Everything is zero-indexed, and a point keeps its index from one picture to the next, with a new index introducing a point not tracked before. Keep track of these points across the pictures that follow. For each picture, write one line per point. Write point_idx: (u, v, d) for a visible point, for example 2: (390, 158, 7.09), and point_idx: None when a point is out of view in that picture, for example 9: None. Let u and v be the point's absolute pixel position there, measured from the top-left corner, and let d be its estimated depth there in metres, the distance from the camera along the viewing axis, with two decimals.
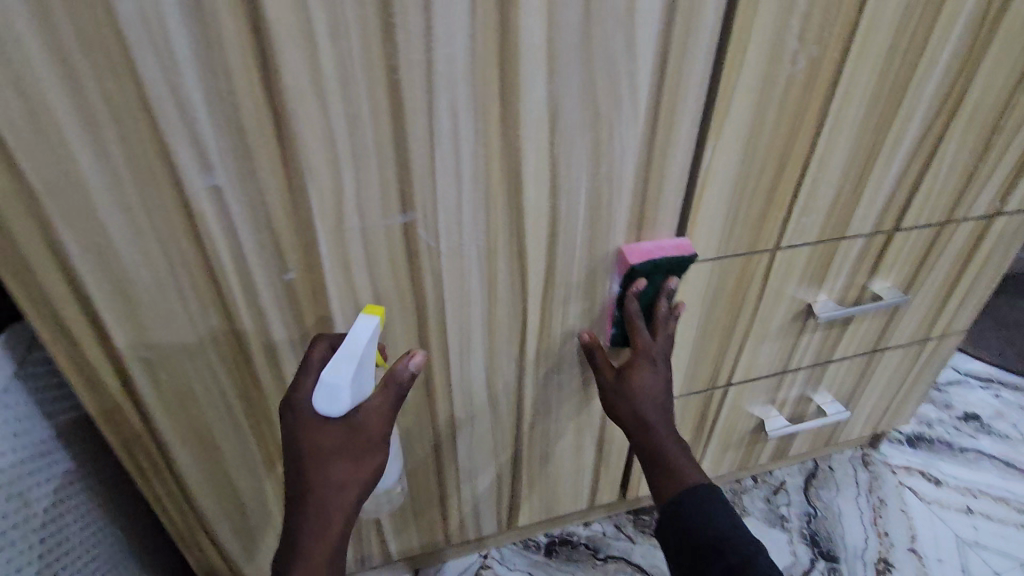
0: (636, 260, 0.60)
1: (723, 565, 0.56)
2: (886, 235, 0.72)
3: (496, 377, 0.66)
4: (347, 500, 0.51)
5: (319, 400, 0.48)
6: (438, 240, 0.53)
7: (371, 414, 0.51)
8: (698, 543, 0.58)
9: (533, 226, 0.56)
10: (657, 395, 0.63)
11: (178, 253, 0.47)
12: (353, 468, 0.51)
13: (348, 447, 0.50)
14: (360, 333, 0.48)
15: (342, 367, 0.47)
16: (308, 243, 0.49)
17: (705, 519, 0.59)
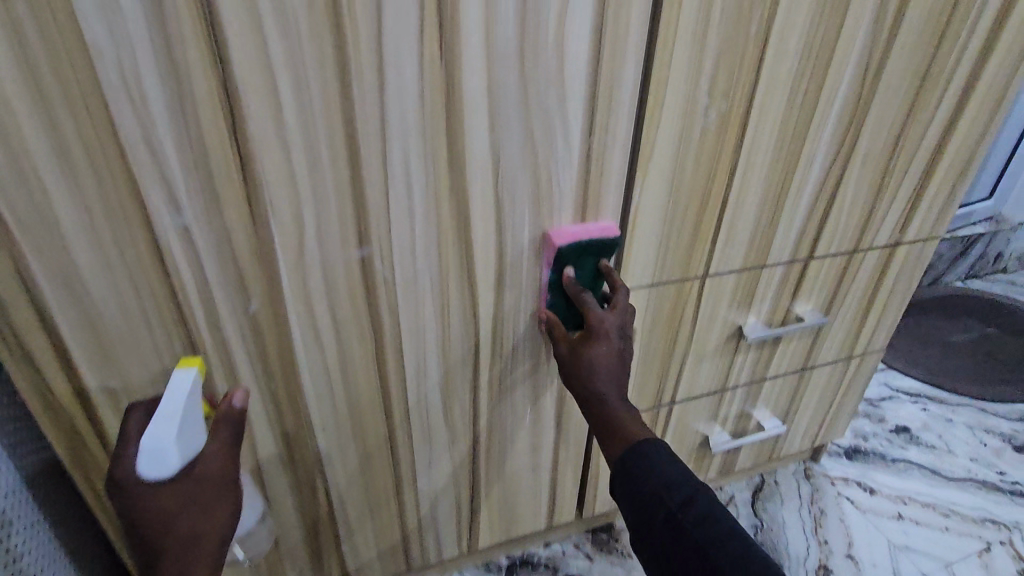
0: (563, 241, 0.62)
1: (664, 514, 0.57)
2: (803, 262, 0.81)
3: (453, 401, 0.70)
4: (207, 548, 0.52)
5: (145, 464, 0.49)
6: (394, 271, 0.57)
7: (211, 460, 0.53)
8: (645, 502, 0.58)
9: (482, 258, 0.61)
10: (610, 368, 0.63)
11: (146, 287, 0.50)
12: (207, 517, 0.52)
13: (192, 499, 0.51)
14: (177, 391, 0.51)
15: (163, 429, 0.49)
16: (271, 277, 0.53)
17: (644, 471, 0.58)
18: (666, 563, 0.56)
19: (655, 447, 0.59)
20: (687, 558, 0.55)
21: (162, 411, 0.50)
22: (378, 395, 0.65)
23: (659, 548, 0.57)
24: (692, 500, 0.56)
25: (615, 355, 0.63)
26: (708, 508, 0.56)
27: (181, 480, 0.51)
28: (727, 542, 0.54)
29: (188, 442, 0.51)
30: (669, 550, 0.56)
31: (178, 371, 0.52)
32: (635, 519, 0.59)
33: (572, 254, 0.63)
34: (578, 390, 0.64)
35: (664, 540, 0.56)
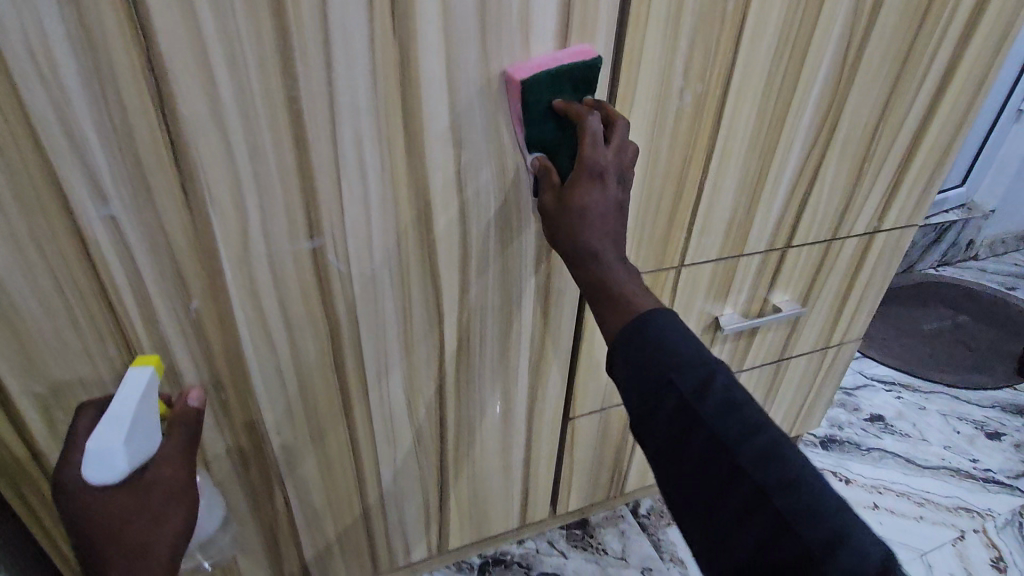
0: (527, 72, 0.49)
1: (677, 401, 0.47)
2: (780, 252, 0.79)
3: (417, 399, 0.67)
4: (158, 561, 0.48)
5: (91, 468, 0.45)
6: (349, 264, 0.54)
7: (166, 465, 0.49)
8: (650, 386, 0.48)
9: (445, 249, 0.57)
10: (606, 219, 0.52)
11: (71, 284, 0.45)
12: (157, 524, 0.48)
13: (141, 507, 0.48)
14: (131, 393, 0.47)
15: (112, 433, 0.45)
16: (213, 271, 0.49)
17: (650, 350, 0.49)
18: (673, 458, 0.47)
19: (660, 319, 0.50)
20: (701, 453, 0.46)
21: (111, 411, 0.46)
22: (336, 394, 0.62)
23: (666, 439, 0.47)
24: (709, 380, 0.47)
25: (612, 197, 0.52)
26: (728, 391, 0.47)
27: (132, 488, 0.47)
28: (746, 439, 0.45)
29: (140, 444, 0.47)
30: (678, 441, 0.47)
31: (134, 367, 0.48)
32: (636, 405, 0.49)
33: (551, 84, 0.50)
34: (569, 253, 0.53)
35: (672, 431, 0.47)
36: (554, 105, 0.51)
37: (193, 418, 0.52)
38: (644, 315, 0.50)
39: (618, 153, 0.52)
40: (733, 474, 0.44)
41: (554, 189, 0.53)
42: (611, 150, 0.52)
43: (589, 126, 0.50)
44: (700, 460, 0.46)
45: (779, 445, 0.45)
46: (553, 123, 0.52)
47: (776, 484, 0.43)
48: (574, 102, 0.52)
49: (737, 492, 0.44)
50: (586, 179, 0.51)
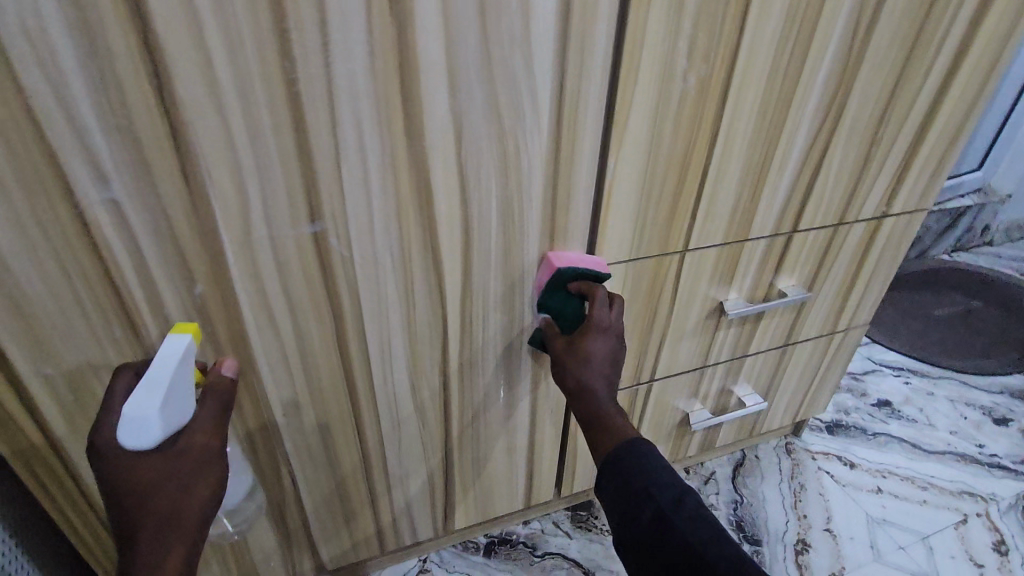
0: (562, 263, 0.63)
1: (653, 508, 0.54)
2: (787, 236, 0.78)
3: (421, 383, 0.68)
4: (187, 525, 0.48)
5: (126, 432, 0.46)
6: (351, 248, 0.54)
7: (196, 437, 0.49)
8: (631, 498, 0.56)
9: (446, 232, 0.57)
10: (603, 363, 0.62)
11: (76, 267, 0.46)
12: (187, 495, 0.48)
13: (171, 475, 0.48)
14: (166, 361, 0.48)
15: (147, 399, 0.46)
16: (215, 255, 0.50)
17: (629, 463, 0.57)
18: (651, 561, 0.53)
19: (642, 445, 0.58)
20: (675, 555, 0.52)
21: (148, 377, 0.47)
22: (341, 377, 0.63)
23: (645, 546, 0.54)
24: (680, 497, 0.54)
25: (609, 357, 0.63)
26: (698, 508, 0.54)
27: (166, 453, 0.48)
28: (712, 542, 0.51)
29: (174, 412, 0.48)
30: (655, 547, 0.53)
31: (170, 337, 0.50)
32: (619, 514, 0.57)
33: (574, 274, 0.64)
34: (565, 385, 0.64)
35: (649, 535, 0.54)
36: (574, 285, 0.65)
37: (227, 387, 0.53)
38: (625, 439, 0.59)
39: (614, 330, 0.63)
40: (702, 573, 0.50)
41: (562, 342, 0.65)
42: (611, 314, 0.64)
43: (598, 303, 0.63)
44: (674, 562, 0.52)
45: (742, 551, 0.51)
46: (568, 297, 0.66)
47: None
48: (591, 283, 0.65)
49: None
50: (594, 333, 0.62)
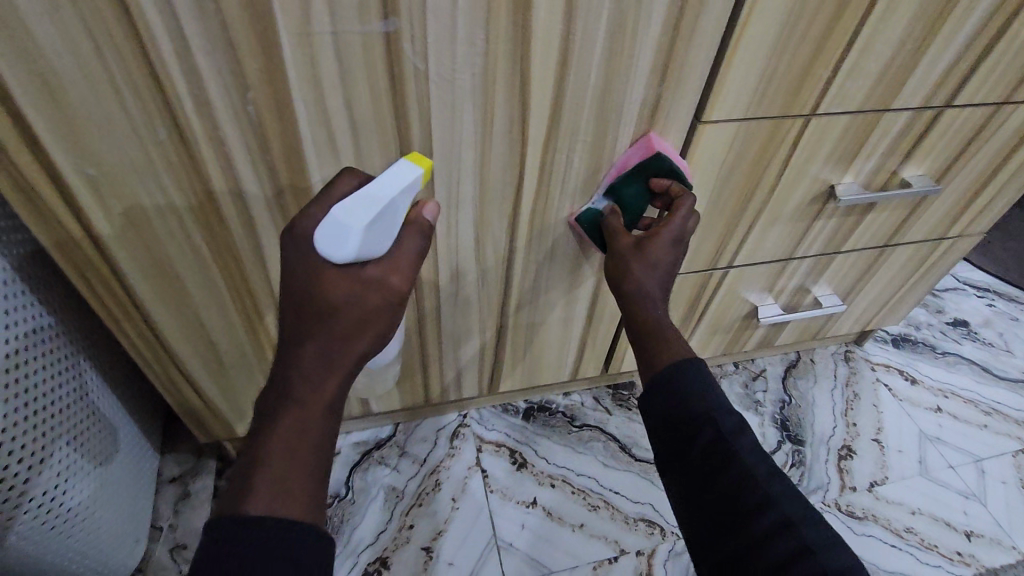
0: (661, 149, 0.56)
1: (717, 432, 0.51)
2: (935, 111, 0.65)
3: (487, 235, 0.61)
4: (347, 359, 0.46)
5: (326, 233, 0.43)
6: (427, 59, 0.45)
7: (390, 271, 0.47)
8: (692, 422, 0.52)
9: (541, 55, 0.47)
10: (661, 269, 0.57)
11: (111, 45, 0.39)
12: (361, 329, 0.47)
13: (352, 304, 0.46)
14: (390, 187, 0.45)
15: (359, 210, 0.43)
16: (270, 49, 0.41)
17: (690, 378, 0.53)
18: (699, 491, 0.51)
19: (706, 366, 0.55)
20: (730, 485, 0.49)
21: (368, 192, 0.44)
22: None
23: (700, 476, 0.51)
24: (739, 427, 0.52)
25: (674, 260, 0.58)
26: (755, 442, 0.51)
27: (347, 274, 0.45)
28: (772, 475, 0.49)
29: (372, 237, 0.44)
30: (706, 474, 0.51)
31: (402, 168, 0.47)
32: (673, 434, 0.53)
33: (662, 166, 0.57)
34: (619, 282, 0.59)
35: (708, 463, 0.51)
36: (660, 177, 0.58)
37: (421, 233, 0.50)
38: (688, 358, 0.54)
39: (688, 234, 0.58)
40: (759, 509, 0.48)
41: (631, 240, 0.59)
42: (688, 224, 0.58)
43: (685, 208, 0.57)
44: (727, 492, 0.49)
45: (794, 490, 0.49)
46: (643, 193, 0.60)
47: (807, 517, 0.47)
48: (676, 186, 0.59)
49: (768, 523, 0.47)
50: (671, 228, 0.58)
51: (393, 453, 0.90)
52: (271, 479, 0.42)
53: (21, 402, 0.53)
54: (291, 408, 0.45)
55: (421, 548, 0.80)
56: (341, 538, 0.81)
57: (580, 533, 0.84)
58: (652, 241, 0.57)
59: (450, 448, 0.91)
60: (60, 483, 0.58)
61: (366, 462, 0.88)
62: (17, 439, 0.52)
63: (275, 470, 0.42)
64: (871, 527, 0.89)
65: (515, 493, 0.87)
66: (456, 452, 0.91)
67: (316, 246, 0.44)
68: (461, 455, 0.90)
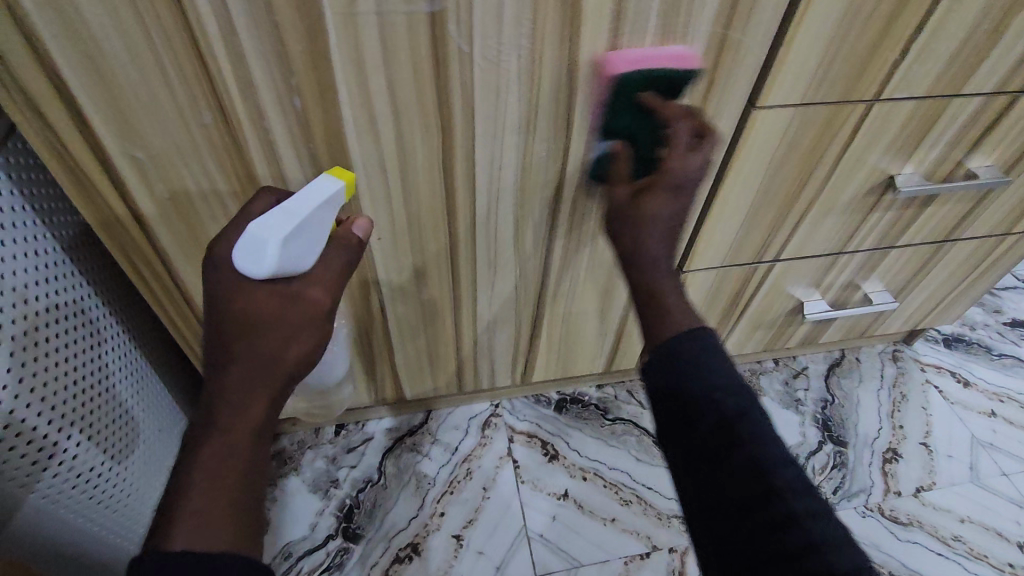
0: (622, 68, 0.47)
1: (718, 417, 0.45)
2: (1011, 96, 0.60)
3: (526, 224, 0.60)
4: (277, 376, 0.46)
5: (244, 248, 0.43)
6: (473, 40, 0.43)
7: (314, 286, 0.48)
8: (691, 404, 0.46)
9: (589, 36, 0.45)
10: (670, 225, 0.52)
11: (158, 28, 0.38)
12: (285, 348, 0.46)
13: (276, 322, 0.46)
14: (310, 198, 0.45)
15: (276, 222, 0.43)
16: (315, 31, 0.40)
17: (683, 356, 0.47)
18: (708, 472, 0.44)
19: (708, 338, 0.48)
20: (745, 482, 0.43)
21: (286, 207, 0.44)
22: (441, 206, 0.56)
23: (700, 462, 0.45)
24: (747, 408, 0.45)
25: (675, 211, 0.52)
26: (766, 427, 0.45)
27: (274, 292, 0.46)
28: (780, 464, 0.43)
29: (294, 250, 0.45)
30: (711, 469, 0.44)
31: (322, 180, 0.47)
32: (673, 420, 0.47)
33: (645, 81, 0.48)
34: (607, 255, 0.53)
35: (708, 447, 0.45)
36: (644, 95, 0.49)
37: (353, 247, 0.51)
38: (693, 334, 0.48)
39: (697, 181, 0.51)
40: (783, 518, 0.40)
41: (630, 188, 0.54)
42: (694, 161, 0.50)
43: (680, 147, 0.50)
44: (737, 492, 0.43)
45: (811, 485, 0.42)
46: (644, 119, 0.51)
47: (816, 513, 0.41)
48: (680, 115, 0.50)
49: (767, 516, 0.41)
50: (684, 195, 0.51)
51: (425, 440, 0.90)
52: (198, 506, 0.42)
53: (65, 382, 0.53)
54: (216, 436, 0.44)
55: (451, 536, 0.81)
56: (374, 522, 0.81)
57: (612, 526, 0.83)
58: (650, 194, 0.52)
59: (481, 437, 0.91)
60: (105, 463, 0.59)
61: (399, 448, 0.89)
62: (68, 416, 0.53)
63: (199, 497, 0.42)
64: (917, 534, 0.85)
65: (546, 484, 0.86)
66: (487, 442, 0.90)
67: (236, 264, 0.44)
68: (493, 445, 0.90)
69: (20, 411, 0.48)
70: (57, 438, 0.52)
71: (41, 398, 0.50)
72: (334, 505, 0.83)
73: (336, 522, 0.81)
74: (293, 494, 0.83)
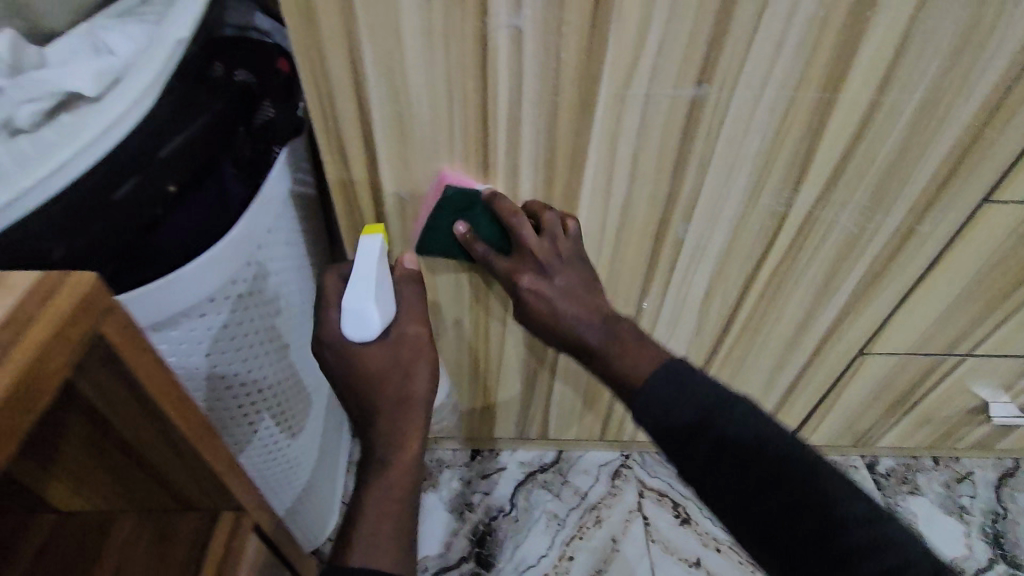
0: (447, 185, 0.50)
1: (756, 447, 0.46)
2: None
3: (720, 288, 0.61)
4: (415, 409, 0.53)
5: (349, 321, 0.50)
6: (725, 121, 0.46)
7: (410, 318, 0.54)
8: (713, 441, 0.47)
9: (838, 124, 0.46)
10: (577, 291, 0.54)
11: (460, 93, 0.45)
12: (410, 384, 0.53)
13: (396, 364, 0.53)
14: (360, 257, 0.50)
15: (361, 290, 0.49)
16: (587, 103, 0.45)
17: (704, 395, 0.48)
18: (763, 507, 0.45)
19: (675, 362, 0.50)
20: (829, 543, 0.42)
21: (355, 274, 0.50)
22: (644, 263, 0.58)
23: (747, 497, 0.46)
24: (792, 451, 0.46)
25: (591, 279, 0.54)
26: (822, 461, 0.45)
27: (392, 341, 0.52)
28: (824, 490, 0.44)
29: (382, 302, 0.51)
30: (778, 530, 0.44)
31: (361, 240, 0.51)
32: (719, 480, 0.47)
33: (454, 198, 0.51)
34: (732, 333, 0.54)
35: (753, 483, 0.45)
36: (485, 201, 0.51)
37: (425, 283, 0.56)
38: (676, 363, 0.50)
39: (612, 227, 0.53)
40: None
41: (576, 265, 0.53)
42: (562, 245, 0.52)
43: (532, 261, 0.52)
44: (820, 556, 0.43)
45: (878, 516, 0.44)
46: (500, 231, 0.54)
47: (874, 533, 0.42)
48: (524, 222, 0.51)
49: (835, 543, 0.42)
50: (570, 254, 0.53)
51: (556, 479, 0.91)
52: (370, 536, 0.48)
53: (285, 375, 0.59)
54: (376, 472, 0.51)
55: None
56: (505, 553, 0.84)
57: None
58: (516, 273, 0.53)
59: (612, 487, 0.91)
60: (292, 456, 0.65)
61: (530, 483, 0.91)
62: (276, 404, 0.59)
63: (370, 529, 0.48)
64: None
65: (678, 549, 0.84)
66: (618, 492, 0.90)
67: (346, 336, 0.50)
68: (623, 496, 0.90)
69: (250, 394, 0.54)
70: (267, 426, 0.58)
71: (264, 380, 0.55)
72: (468, 528, 0.86)
73: (469, 545, 0.84)
74: (431, 510, 0.87)
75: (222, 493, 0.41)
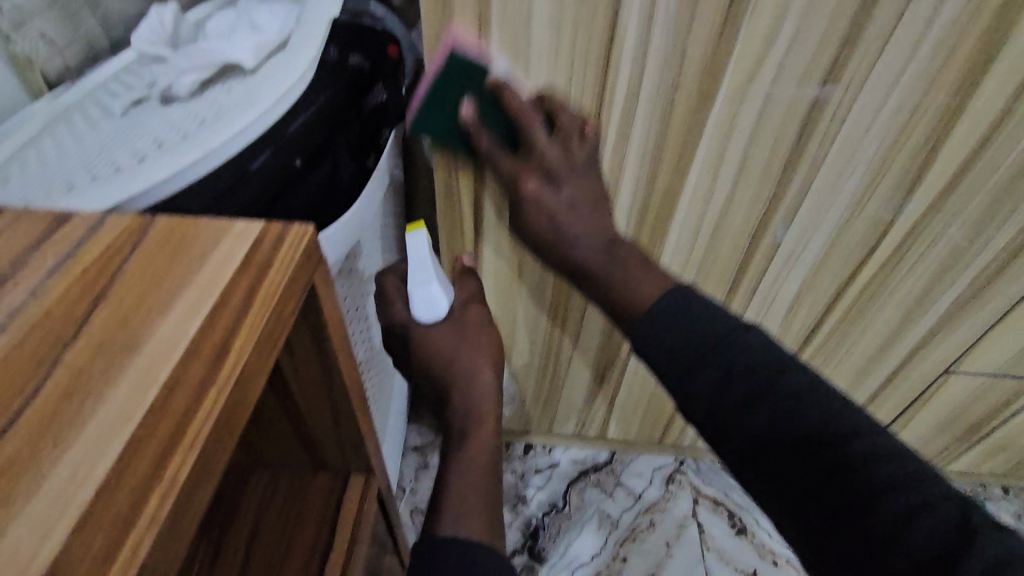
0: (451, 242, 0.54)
1: (767, 399, 0.42)
2: None
3: (809, 294, 0.60)
4: (486, 380, 0.52)
5: (419, 307, 0.52)
6: (845, 122, 0.45)
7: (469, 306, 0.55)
8: (725, 357, 0.43)
9: (962, 131, 0.45)
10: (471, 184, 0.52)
11: (579, 83, 0.45)
12: (478, 358, 0.52)
13: (459, 338, 0.52)
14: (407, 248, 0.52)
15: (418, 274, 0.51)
16: (706, 98, 0.45)
17: (694, 317, 0.44)
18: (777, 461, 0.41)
19: (667, 299, 0.45)
20: (833, 471, 0.39)
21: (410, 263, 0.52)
22: (735, 265, 0.58)
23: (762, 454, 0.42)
24: (779, 375, 0.42)
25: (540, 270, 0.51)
26: (812, 381, 0.42)
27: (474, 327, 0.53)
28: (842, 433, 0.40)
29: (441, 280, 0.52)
30: (780, 463, 0.41)
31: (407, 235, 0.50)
32: (709, 395, 0.43)
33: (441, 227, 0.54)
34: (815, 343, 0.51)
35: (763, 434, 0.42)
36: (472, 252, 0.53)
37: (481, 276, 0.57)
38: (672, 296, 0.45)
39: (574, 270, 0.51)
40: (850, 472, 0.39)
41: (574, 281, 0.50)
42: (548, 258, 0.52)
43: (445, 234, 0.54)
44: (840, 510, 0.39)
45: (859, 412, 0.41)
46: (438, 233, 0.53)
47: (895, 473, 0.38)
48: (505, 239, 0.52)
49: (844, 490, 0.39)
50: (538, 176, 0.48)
51: (609, 479, 0.91)
52: (459, 505, 0.45)
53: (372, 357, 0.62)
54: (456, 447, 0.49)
55: None
56: (558, 549, 0.84)
57: None
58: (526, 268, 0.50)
59: (666, 491, 0.90)
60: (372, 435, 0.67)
61: (583, 481, 0.91)
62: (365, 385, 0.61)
63: (459, 500, 0.45)
64: None
65: (734, 559, 0.83)
66: (672, 497, 0.89)
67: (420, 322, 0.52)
68: (678, 502, 0.89)
69: None
70: None
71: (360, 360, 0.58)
72: (521, 521, 0.86)
73: (522, 538, 0.84)
74: None
75: (358, 453, 0.42)
